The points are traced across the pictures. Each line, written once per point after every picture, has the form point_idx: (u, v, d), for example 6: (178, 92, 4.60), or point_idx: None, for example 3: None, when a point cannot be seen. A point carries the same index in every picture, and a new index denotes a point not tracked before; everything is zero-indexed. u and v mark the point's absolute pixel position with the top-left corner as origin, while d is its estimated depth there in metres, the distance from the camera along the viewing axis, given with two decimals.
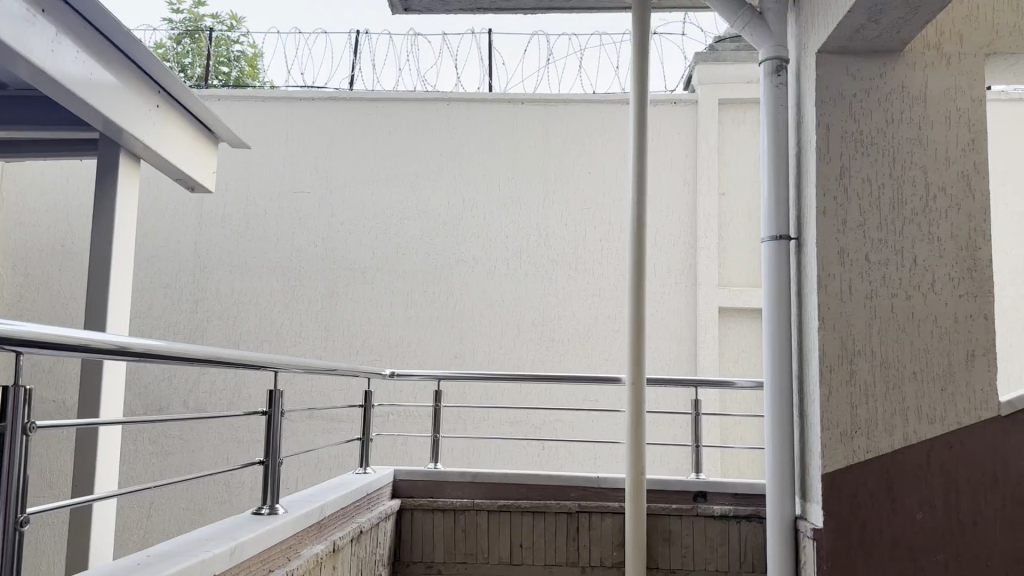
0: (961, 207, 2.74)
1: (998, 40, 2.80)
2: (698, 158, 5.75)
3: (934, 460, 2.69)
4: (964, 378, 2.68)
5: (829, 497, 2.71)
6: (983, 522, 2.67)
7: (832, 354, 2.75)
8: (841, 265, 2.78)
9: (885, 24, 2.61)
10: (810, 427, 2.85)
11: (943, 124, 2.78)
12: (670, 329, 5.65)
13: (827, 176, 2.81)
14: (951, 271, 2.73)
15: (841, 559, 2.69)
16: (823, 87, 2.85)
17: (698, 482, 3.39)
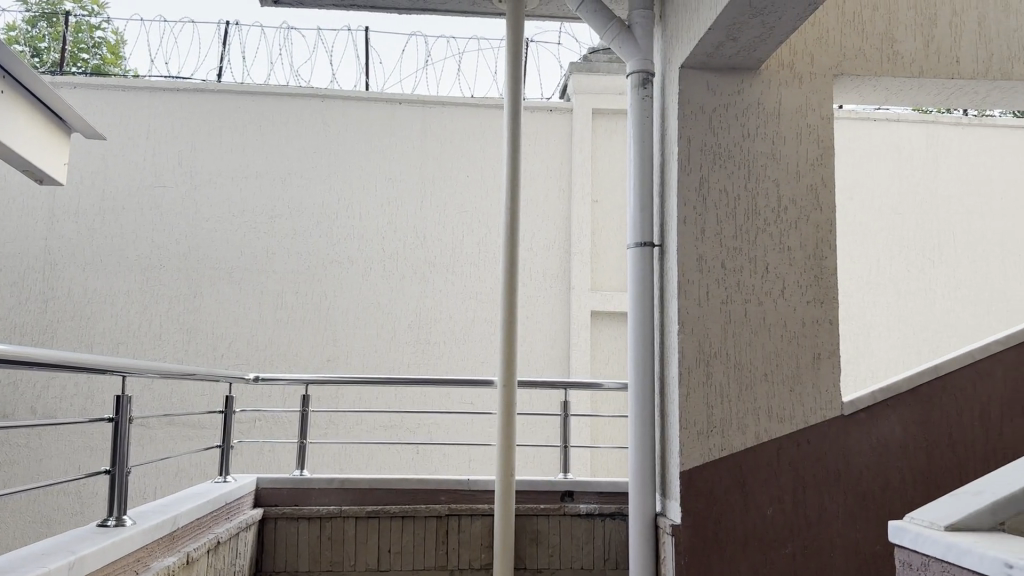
0: (809, 219, 2.93)
1: (844, 60, 3.03)
2: (572, 165, 5.87)
3: (783, 458, 2.85)
4: (810, 378, 2.87)
5: (686, 494, 2.82)
6: (828, 516, 2.85)
7: (691, 356, 2.86)
8: (699, 272, 2.89)
9: (742, 42, 2.75)
10: (670, 427, 2.95)
11: (794, 141, 2.97)
12: (544, 333, 5.75)
13: (688, 186, 2.92)
14: (800, 278, 2.91)
15: (698, 553, 2.80)
16: (685, 100, 2.96)
17: (566, 481, 3.45)
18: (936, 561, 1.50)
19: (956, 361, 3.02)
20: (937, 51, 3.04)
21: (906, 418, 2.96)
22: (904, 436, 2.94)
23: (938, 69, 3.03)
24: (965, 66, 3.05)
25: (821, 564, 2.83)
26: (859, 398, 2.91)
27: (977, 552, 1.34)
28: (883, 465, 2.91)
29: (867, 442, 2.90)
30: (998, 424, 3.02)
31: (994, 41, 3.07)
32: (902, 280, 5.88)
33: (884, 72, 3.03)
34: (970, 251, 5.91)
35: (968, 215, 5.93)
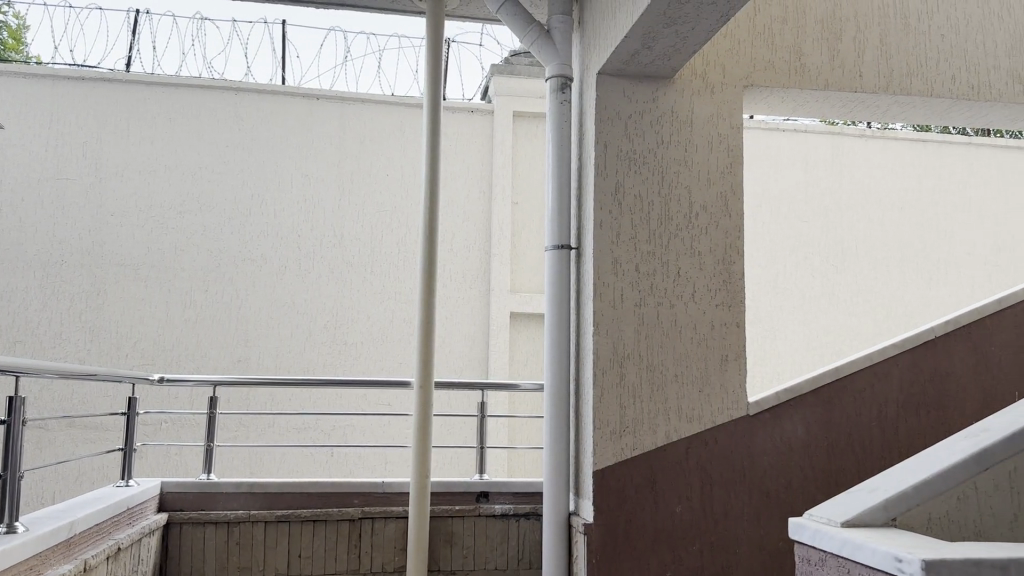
0: (720, 225, 3.02)
1: (755, 71, 3.13)
2: (493, 166, 5.88)
3: (693, 457, 2.93)
4: (719, 379, 2.96)
5: (599, 493, 2.86)
6: (734, 513, 2.94)
7: (604, 357, 2.90)
8: (614, 275, 2.94)
9: (657, 51, 2.81)
10: (585, 427, 2.98)
11: (706, 149, 3.05)
12: (463, 334, 5.74)
13: (604, 191, 2.96)
14: (710, 282, 3.00)
15: (609, 551, 2.84)
16: (603, 106, 3.00)
17: (481, 482, 3.46)
18: (832, 556, 1.56)
19: (856, 363, 3.16)
20: (842, 65, 3.18)
21: (809, 418, 3.07)
22: (806, 435, 3.06)
23: (843, 82, 3.17)
24: (867, 80, 3.19)
25: (727, 560, 2.91)
26: (764, 398, 3.01)
27: (872, 546, 1.41)
28: (786, 463, 3.02)
29: (771, 441, 3.01)
30: (893, 424, 3.17)
31: (893, 57, 3.22)
32: (808, 286, 6.11)
33: (793, 84, 3.14)
34: (871, 259, 6.18)
35: (870, 223, 6.20)
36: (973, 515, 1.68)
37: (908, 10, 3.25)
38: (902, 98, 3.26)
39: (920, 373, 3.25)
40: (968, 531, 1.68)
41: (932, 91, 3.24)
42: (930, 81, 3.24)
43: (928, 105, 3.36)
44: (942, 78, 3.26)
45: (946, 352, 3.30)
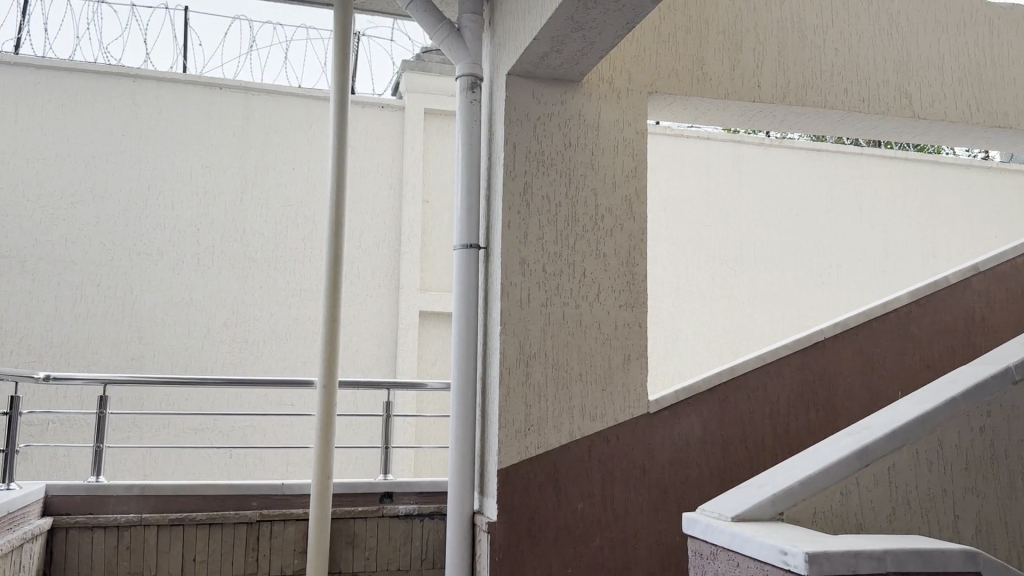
0: (625, 227, 3.09)
1: (659, 79, 3.20)
2: (403, 163, 5.83)
3: (595, 454, 2.98)
4: (621, 379, 3.03)
5: (503, 491, 2.87)
6: (633, 509, 3.01)
7: (511, 356, 2.92)
8: (521, 275, 2.96)
9: (566, 54, 2.84)
10: (490, 426, 2.99)
11: (611, 153, 3.11)
12: (371, 332, 5.68)
13: (512, 191, 2.98)
14: (614, 283, 3.06)
15: (511, 549, 2.86)
16: (512, 107, 3.01)
17: (386, 482, 3.43)
18: (723, 551, 1.61)
19: (751, 363, 3.28)
20: (742, 75, 3.29)
21: (705, 416, 3.17)
22: (703, 432, 3.15)
23: (742, 92, 3.28)
24: (765, 91, 3.31)
25: (627, 555, 2.97)
26: (663, 397, 3.09)
27: (759, 539, 1.47)
28: (683, 460, 3.10)
29: (669, 438, 3.09)
30: (784, 421, 3.30)
31: (790, 69, 3.36)
32: (709, 288, 6.30)
33: (695, 92, 3.23)
34: (769, 263, 6.42)
35: (768, 229, 6.43)
36: (855, 509, 1.75)
37: (804, 26, 3.40)
38: (797, 109, 3.40)
39: (809, 373, 3.40)
40: (849, 524, 1.74)
41: (825, 103, 3.39)
42: (823, 93, 3.39)
43: (822, 117, 3.51)
44: (835, 91, 3.41)
45: (835, 352, 3.46)
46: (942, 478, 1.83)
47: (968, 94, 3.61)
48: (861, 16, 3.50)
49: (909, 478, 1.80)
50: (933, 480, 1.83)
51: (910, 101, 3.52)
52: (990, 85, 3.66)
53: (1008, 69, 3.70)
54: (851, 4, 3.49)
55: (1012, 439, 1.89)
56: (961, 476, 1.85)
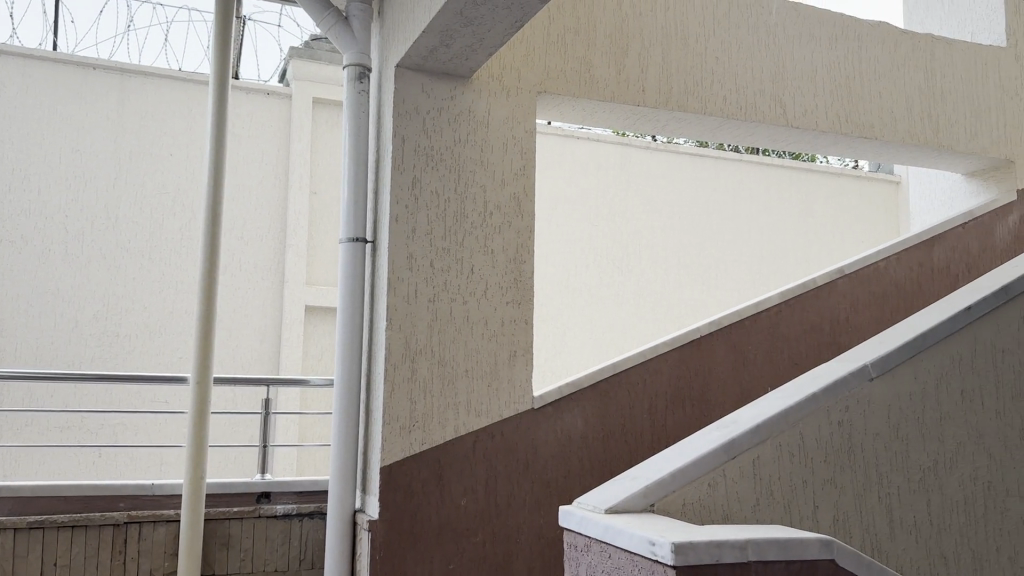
0: (512, 225, 3.10)
1: (547, 79, 3.22)
2: (289, 153, 5.68)
3: (479, 450, 2.98)
4: (507, 375, 3.04)
5: (385, 489, 2.83)
6: (515, 505, 3.02)
7: (396, 352, 2.88)
8: (409, 271, 2.92)
9: (455, 50, 2.83)
10: (374, 424, 2.93)
11: (501, 150, 3.12)
12: (253, 327, 5.52)
13: (400, 185, 2.94)
14: (502, 280, 3.07)
15: (392, 547, 2.82)
16: (401, 100, 2.97)
17: (263, 482, 3.35)
18: (596, 542, 1.64)
19: (632, 360, 3.36)
20: (628, 79, 3.36)
21: (587, 412, 3.22)
22: (585, 428, 3.20)
23: (627, 95, 3.36)
24: (650, 96, 3.40)
25: (508, 551, 2.99)
26: (547, 393, 3.12)
27: (630, 531, 1.49)
28: (565, 455, 3.14)
29: (552, 434, 3.13)
30: (662, 416, 3.40)
31: (673, 76, 3.45)
32: (596, 287, 6.42)
33: (582, 94, 3.28)
34: (653, 264, 6.60)
35: (653, 230, 6.62)
36: (722, 501, 1.81)
37: (686, 34, 3.51)
38: (679, 114, 3.50)
39: (687, 369, 3.51)
40: (716, 515, 1.80)
41: (706, 110, 3.51)
42: (704, 100, 3.51)
43: (703, 123, 3.63)
44: (715, 98, 3.54)
45: (710, 350, 3.59)
46: (803, 470, 1.90)
47: (837, 106, 3.81)
48: (741, 27, 3.64)
49: (773, 470, 1.87)
50: (794, 472, 1.90)
51: (785, 111, 3.68)
52: (858, 98, 3.87)
53: (874, 83, 3.92)
54: (731, 14, 3.63)
55: (869, 433, 1.98)
56: (820, 467, 1.92)
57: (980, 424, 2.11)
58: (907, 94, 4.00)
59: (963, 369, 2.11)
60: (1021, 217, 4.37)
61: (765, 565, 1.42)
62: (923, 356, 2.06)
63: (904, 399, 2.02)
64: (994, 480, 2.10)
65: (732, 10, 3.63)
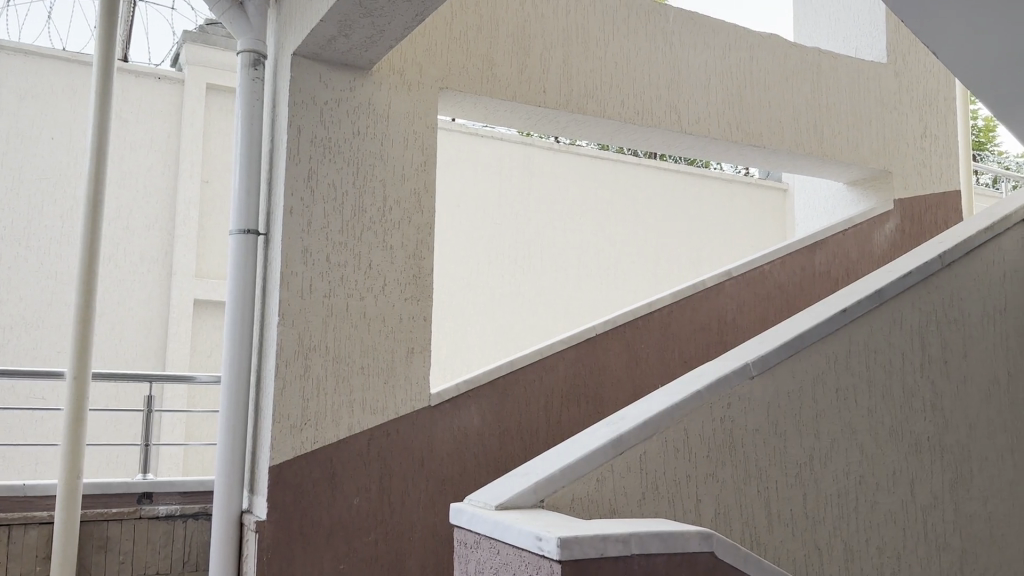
0: (412, 221, 3.07)
1: (449, 75, 3.21)
2: (180, 141, 5.48)
3: (374, 447, 2.94)
4: (403, 372, 3.01)
5: (274, 488, 2.75)
6: (410, 503, 2.99)
7: (289, 348, 2.80)
8: (303, 264, 2.85)
9: (354, 40, 2.78)
10: (263, 423, 2.84)
11: (401, 145, 3.08)
12: (138, 321, 5.29)
13: (296, 176, 2.86)
14: (399, 276, 3.03)
15: (281, 547, 2.74)
16: (297, 90, 2.90)
17: (144, 483, 3.21)
18: (485, 538, 1.63)
19: (529, 357, 3.38)
20: (529, 79, 3.38)
21: (484, 409, 3.22)
22: (481, 425, 3.20)
23: (528, 95, 3.38)
24: (550, 96, 3.43)
25: (400, 549, 2.95)
26: (444, 390, 3.11)
27: (518, 528, 1.49)
28: (461, 452, 3.13)
29: (448, 431, 3.11)
30: (557, 413, 3.44)
31: (573, 78, 3.50)
32: (498, 285, 6.44)
33: (484, 92, 3.28)
34: (553, 263, 6.68)
35: (554, 230, 6.69)
36: (609, 495, 1.84)
37: (586, 38, 3.57)
38: (579, 116, 3.55)
39: (583, 367, 3.56)
40: (604, 509, 1.83)
41: (605, 113, 3.57)
42: (603, 103, 3.57)
43: (602, 125, 3.69)
44: (613, 102, 3.61)
45: (605, 349, 3.65)
46: (688, 465, 1.96)
47: (730, 113, 3.94)
48: (639, 32, 3.72)
49: (658, 464, 1.92)
50: (679, 467, 1.94)
51: (680, 117, 3.78)
52: (749, 107, 4.01)
53: (765, 93, 4.08)
54: (629, 21, 3.71)
55: (750, 429, 2.05)
56: (703, 462, 1.98)
57: (853, 421, 2.21)
58: (795, 105, 4.18)
59: (838, 368, 2.21)
60: (897, 225, 4.60)
61: (649, 559, 1.45)
62: (802, 355, 2.15)
63: (782, 395, 2.10)
64: (864, 473, 2.21)
65: (631, 17, 3.72)
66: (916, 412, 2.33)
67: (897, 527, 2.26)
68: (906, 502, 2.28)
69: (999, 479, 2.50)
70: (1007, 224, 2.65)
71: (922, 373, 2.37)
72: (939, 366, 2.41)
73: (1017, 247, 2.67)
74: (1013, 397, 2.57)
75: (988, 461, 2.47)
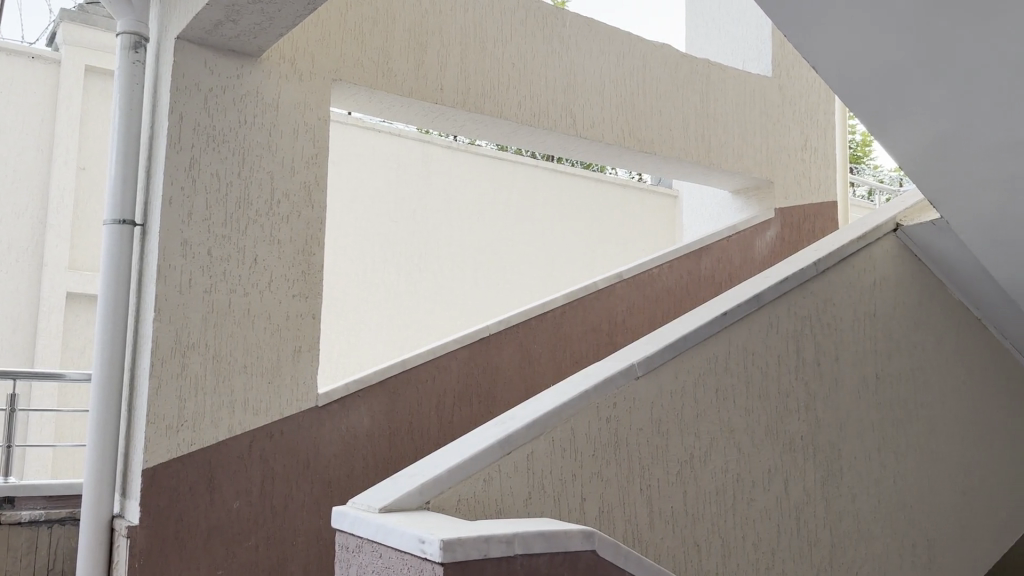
0: (301, 215, 2.99)
1: (343, 67, 3.14)
2: (55, 125, 5.17)
3: (255, 450, 2.84)
4: (289, 371, 2.93)
5: (147, 492, 2.61)
6: (293, 505, 2.91)
7: (165, 345, 2.67)
8: (183, 258, 2.73)
9: (241, 26, 2.68)
10: (137, 422, 2.70)
11: (291, 136, 2.99)
12: (4, 315, 4.95)
13: (176, 165, 2.73)
14: (286, 272, 2.94)
15: (154, 554, 2.62)
16: (181, 75, 2.77)
17: (6, 486, 3.00)
18: (367, 542, 1.59)
19: (421, 356, 3.35)
20: (425, 75, 3.35)
21: (374, 409, 3.17)
22: (370, 425, 3.15)
23: (424, 92, 3.35)
24: (446, 94, 3.41)
25: (283, 553, 2.87)
26: (332, 390, 3.04)
27: (400, 530, 1.46)
28: (348, 453, 3.07)
29: (335, 432, 3.04)
30: (449, 413, 3.42)
31: (470, 76, 3.49)
32: (393, 283, 6.36)
33: (379, 86, 3.22)
34: (450, 262, 6.65)
35: (451, 229, 6.67)
36: (496, 496, 1.83)
37: (483, 37, 3.56)
38: (476, 115, 3.54)
39: (475, 366, 3.55)
40: (490, 511, 1.82)
41: (501, 112, 3.58)
42: (501, 104, 3.58)
43: (499, 126, 3.69)
44: (510, 102, 3.62)
45: (498, 348, 3.65)
46: (573, 463, 1.97)
47: (623, 118, 4.02)
48: (536, 34, 3.75)
49: (544, 464, 1.92)
50: (565, 466, 1.96)
51: (575, 121, 3.83)
52: (642, 114, 4.10)
53: (656, 100, 4.18)
54: (527, 22, 3.73)
55: (634, 429, 2.08)
56: (588, 461, 2.00)
57: (731, 421, 2.29)
58: (685, 113, 4.30)
59: (717, 369, 2.27)
60: (778, 233, 4.80)
61: (531, 558, 1.45)
62: (683, 358, 2.21)
63: (665, 396, 2.15)
64: (741, 472, 2.28)
65: (528, 18, 3.74)
66: (790, 412, 2.43)
67: (772, 523, 2.34)
68: (780, 499, 2.37)
69: (866, 476, 2.63)
70: (876, 235, 2.80)
71: (797, 375, 2.47)
72: (813, 368, 2.52)
73: (885, 257, 2.82)
74: (880, 398, 2.71)
75: (856, 459, 2.60)
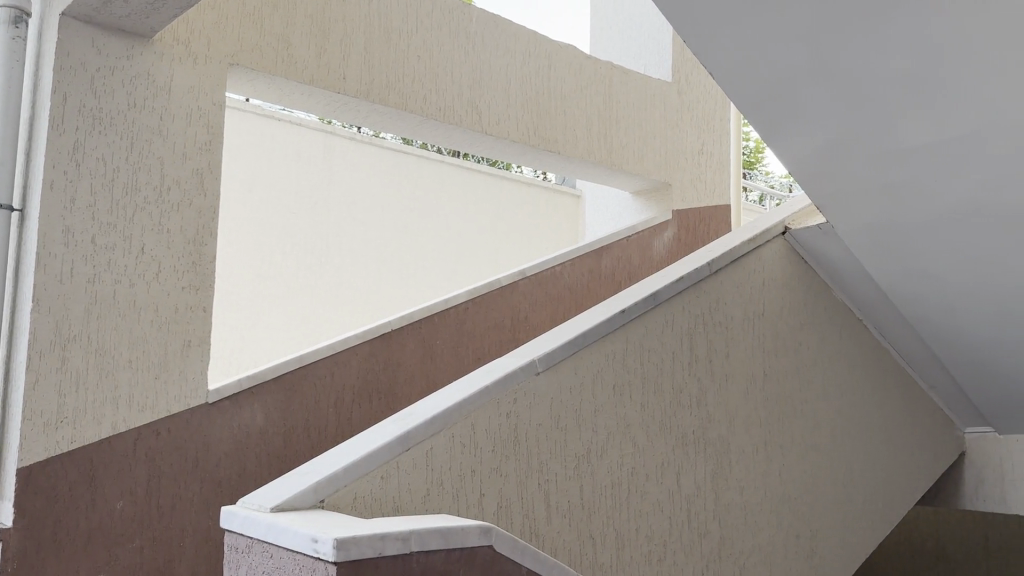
0: (193, 204, 2.88)
1: (241, 51, 3.04)
2: None
3: (141, 447, 2.72)
4: (177, 367, 2.82)
5: (22, 493, 2.46)
6: (182, 505, 2.81)
7: (44, 338, 2.52)
8: (66, 246, 2.58)
9: (132, 5, 2.56)
10: (11, 418, 2.54)
11: (184, 121, 2.88)
12: None
13: (59, 147, 2.59)
14: (176, 263, 2.84)
15: (29, 558, 2.46)
16: (65, 53, 2.62)
17: None
18: (258, 542, 1.54)
19: (319, 352, 3.29)
20: (327, 64, 3.29)
21: (269, 406, 3.10)
22: (265, 422, 3.07)
23: (326, 80, 3.28)
24: (349, 83, 3.36)
25: (170, 554, 2.76)
26: (223, 387, 2.95)
27: (294, 529, 1.43)
28: (241, 450, 2.99)
29: (227, 429, 2.95)
30: (348, 409, 3.37)
31: (374, 67, 3.44)
32: (293, 275, 6.20)
33: (277, 73, 3.14)
34: (352, 257, 6.55)
35: (354, 222, 6.56)
36: (393, 494, 1.81)
37: (388, 29, 3.52)
38: (380, 107, 3.50)
39: (376, 362, 3.51)
40: (386, 508, 1.80)
41: (405, 105, 3.55)
42: (405, 97, 3.55)
43: (403, 118, 3.66)
44: (415, 95, 3.59)
45: (400, 344, 3.62)
46: (471, 459, 1.97)
47: (528, 115, 4.05)
48: (442, 28, 3.74)
49: (443, 461, 1.91)
50: (463, 462, 1.96)
51: (480, 116, 3.84)
52: (546, 112, 4.14)
53: (561, 99, 4.23)
54: (432, 15, 3.71)
55: (533, 424, 2.10)
56: (486, 457, 2.00)
57: (627, 415, 2.34)
58: (588, 113, 4.36)
59: (614, 366, 2.32)
60: (674, 234, 4.94)
61: (428, 555, 1.44)
62: (581, 354, 2.24)
63: (563, 392, 2.18)
64: (635, 465, 2.34)
65: (434, 12, 3.72)
66: (683, 407, 2.50)
67: (664, 516, 2.41)
68: (672, 492, 2.43)
69: (753, 469, 2.73)
70: (765, 237, 2.91)
71: (689, 370, 2.54)
72: (704, 364, 2.60)
73: (772, 258, 2.93)
74: (766, 394, 2.82)
75: (744, 452, 2.70)
